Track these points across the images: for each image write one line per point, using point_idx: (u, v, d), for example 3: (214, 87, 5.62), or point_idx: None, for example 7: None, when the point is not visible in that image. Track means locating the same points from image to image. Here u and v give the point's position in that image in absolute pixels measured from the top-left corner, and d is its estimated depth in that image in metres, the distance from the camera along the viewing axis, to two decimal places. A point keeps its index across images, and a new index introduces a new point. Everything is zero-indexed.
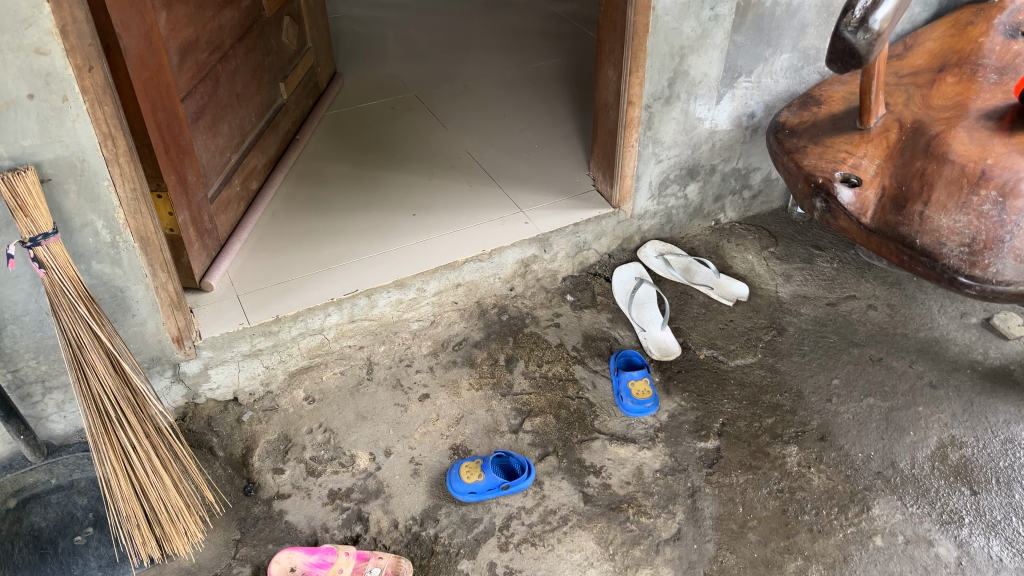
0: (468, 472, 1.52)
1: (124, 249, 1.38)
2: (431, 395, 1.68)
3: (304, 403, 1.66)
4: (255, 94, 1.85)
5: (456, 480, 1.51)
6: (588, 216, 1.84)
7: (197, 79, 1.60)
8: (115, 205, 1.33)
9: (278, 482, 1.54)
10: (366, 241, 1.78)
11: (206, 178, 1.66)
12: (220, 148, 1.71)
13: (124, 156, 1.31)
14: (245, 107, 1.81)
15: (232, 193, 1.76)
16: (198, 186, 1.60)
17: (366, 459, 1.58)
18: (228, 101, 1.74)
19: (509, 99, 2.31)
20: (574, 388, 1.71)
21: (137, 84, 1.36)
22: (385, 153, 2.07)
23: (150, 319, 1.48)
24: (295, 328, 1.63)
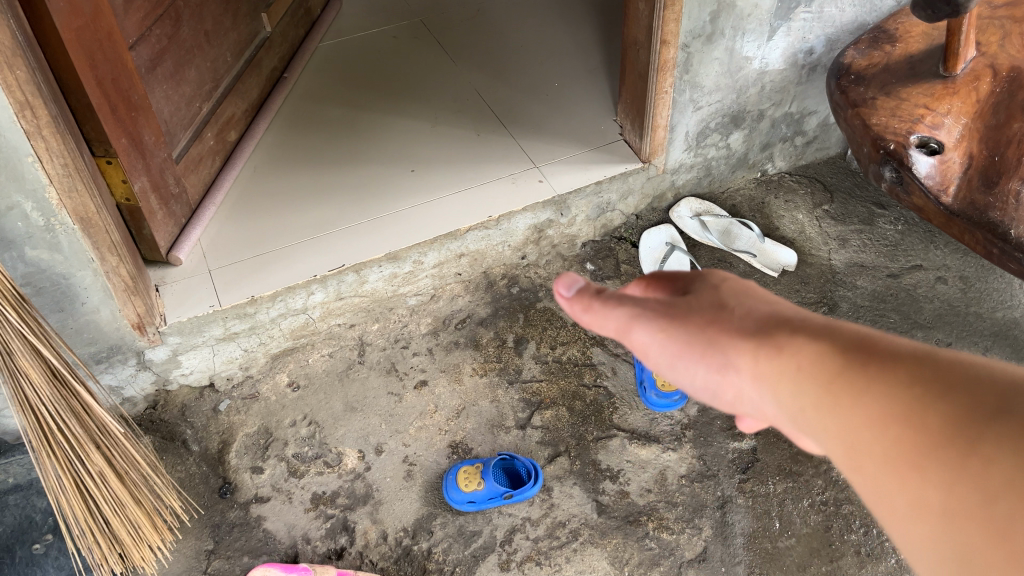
0: (467, 479, 1.34)
1: (62, 232, 1.17)
2: (430, 382, 1.49)
3: (287, 391, 1.48)
4: (229, 29, 1.61)
5: (454, 488, 1.34)
6: (612, 172, 1.59)
7: (151, 19, 1.36)
8: (46, 182, 1.12)
9: (256, 483, 1.38)
10: (357, 203, 1.56)
11: (171, 135, 1.45)
12: (188, 97, 1.49)
13: (49, 128, 1.08)
14: (217, 46, 1.57)
15: (205, 149, 1.55)
16: (159, 147, 1.39)
17: (355, 458, 1.41)
18: (195, 42, 1.50)
19: (529, 24, 2.02)
20: (592, 375, 1.51)
21: (66, 35, 1.13)
22: (384, 92, 1.82)
23: (102, 306, 1.29)
24: (275, 309, 1.44)
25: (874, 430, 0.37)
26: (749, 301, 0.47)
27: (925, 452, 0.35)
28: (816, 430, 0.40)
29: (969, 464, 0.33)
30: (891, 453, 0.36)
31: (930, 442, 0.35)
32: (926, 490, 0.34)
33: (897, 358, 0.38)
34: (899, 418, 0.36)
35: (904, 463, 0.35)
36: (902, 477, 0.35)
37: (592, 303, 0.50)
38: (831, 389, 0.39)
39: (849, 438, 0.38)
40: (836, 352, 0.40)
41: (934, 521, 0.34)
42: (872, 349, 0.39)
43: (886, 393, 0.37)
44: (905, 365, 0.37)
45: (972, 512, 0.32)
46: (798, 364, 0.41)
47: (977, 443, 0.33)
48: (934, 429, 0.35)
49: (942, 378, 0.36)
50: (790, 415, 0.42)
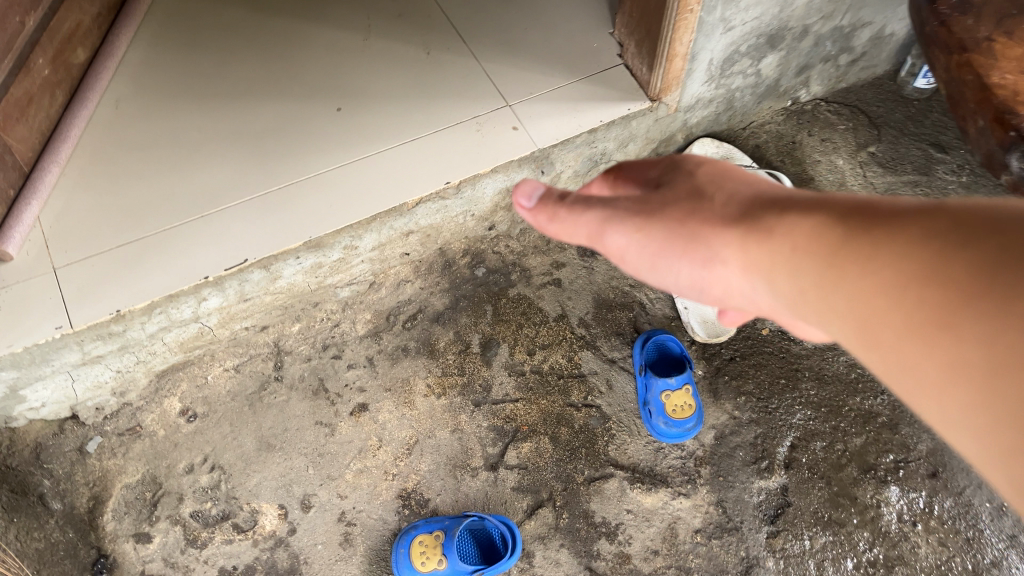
0: (424, 555, 1.03)
1: None
2: (372, 407, 1.14)
3: (180, 423, 1.12)
4: None
5: (405, 568, 1.03)
6: (612, 117, 1.17)
7: None
8: None
9: (143, 557, 1.05)
10: (265, 160, 1.13)
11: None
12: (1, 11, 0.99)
13: None
14: None
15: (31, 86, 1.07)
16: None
17: (274, 518, 1.07)
18: None
19: None
20: (582, 390, 1.17)
21: None
22: None
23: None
24: (153, 322, 1.05)
25: (894, 302, 0.35)
26: (718, 180, 0.51)
27: (957, 312, 0.32)
28: (821, 310, 0.40)
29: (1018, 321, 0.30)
30: (924, 323, 0.33)
31: (948, 298, 0.33)
32: (949, 352, 0.32)
33: (903, 220, 0.37)
34: (931, 284, 0.33)
35: (927, 317, 0.33)
36: (921, 337, 0.33)
37: (561, 212, 0.57)
38: (829, 261, 0.39)
39: (861, 309, 0.37)
40: (830, 222, 0.41)
41: (971, 377, 0.31)
42: (874, 221, 0.39)
43: (895, 252, 0.36)
44: (909, 219, 0.37)
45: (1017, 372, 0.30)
46: (799, 248, 0.42)
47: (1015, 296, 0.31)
48: (961, 279, 0.33)
49: (959, 230, 0.34)
50: (789, 298, 0.43)
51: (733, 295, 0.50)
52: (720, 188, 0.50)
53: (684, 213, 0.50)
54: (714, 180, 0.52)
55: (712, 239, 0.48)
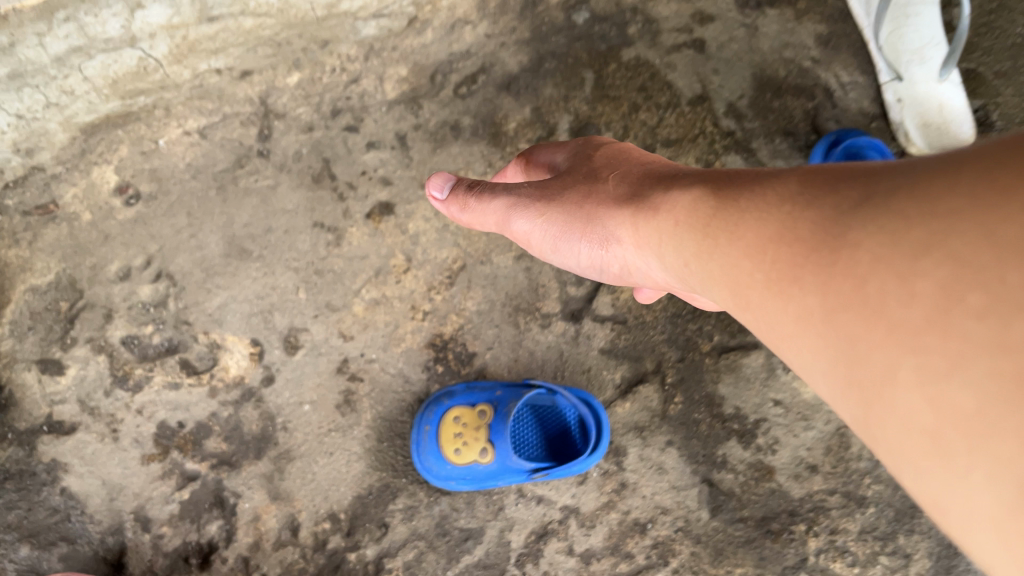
0: (460, 440, 0.70)
1: None
2: (400, 211, 0.75)
3: (115, 206, 0.74)
4: None
5: (431, 456, 0.70)
6: None
7: None
8: None
9: (51, 396, 0.71)
10: None
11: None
12: None
13: None
14: None
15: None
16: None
17: (243, 360, 0.72)
18: None
19: None
20: None
21: None
22: None
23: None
24: (58, 38, 0.61)
25: (772, 264, 0.39)
26: (626, 171, 0.58)
27: (869, 281, 0.32)
28: (703, 275, 0.45)
29: (840, 267, 0.34)
30: (811, 292, 0.35)
31: (807, 251, 0.36)
32: (806, 299, 0.35)
33: (790, 185, 0.41)
34: (797, 241, 0.37)
35: (805, 273, 0.36)
36: (782, 294, 0.38)
37: (473, 202, 0.65)
38: (703, 233, 0.45)
39: (736, 272, 0.42)
40: (702, 196, 0.47)
41: (816, 322, 0.35)
42: (779, 193, 0.41)
43: (777, 220, 0.39)
44: (784, 179, 0.42)
45: (868, 314, 0.32)
46: (699, 219, 0.46)
47: (922, 243, 0.30)
48: (826, 232, 0.36)
49: (806, 194, 0.39)
50: (677, 269, 0.50)
51: (631, 270, 0.58)
52: (631, 176, 0.57)
53: (592, 218, 0.57)
54: (626, 170, 0.58)
55: (602, 217, 0.57)
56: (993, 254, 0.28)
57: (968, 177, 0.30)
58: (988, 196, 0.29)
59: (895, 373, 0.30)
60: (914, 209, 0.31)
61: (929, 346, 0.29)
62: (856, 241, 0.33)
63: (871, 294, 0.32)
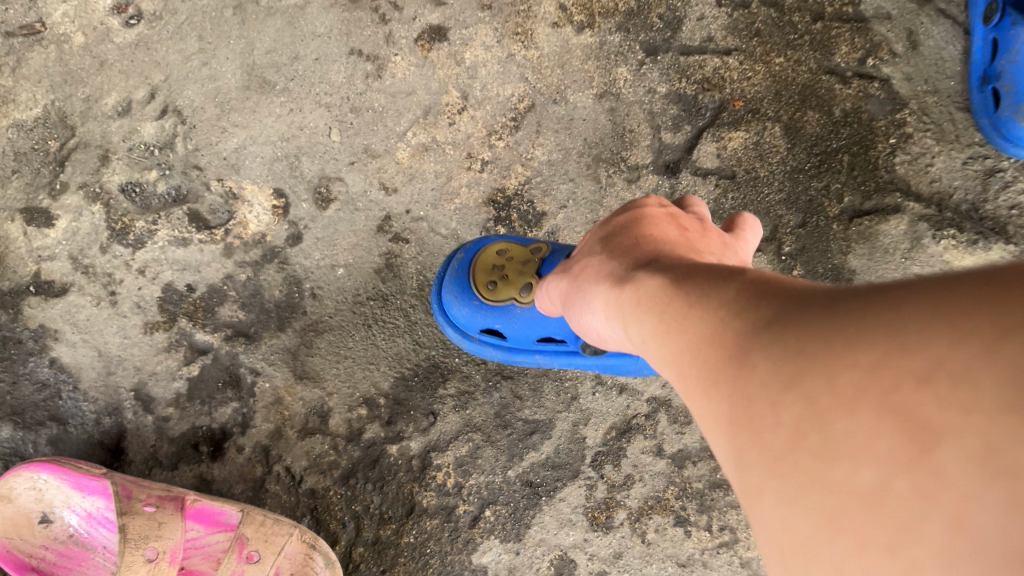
0: (499, 273, 0.54)
1: None
2: (453, 38, 0.60)
3: (113, 27, 0.60)
4: None
5: (456, 289, 0.55)
6: None
7: None
8: None
9: (37, 252, 0.59)
10: None
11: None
12: None
13: None
14: None
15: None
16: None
17: (265, 215, 0.60)
18: None
19: None
20: (857, 46, 0.60)
21: None
22: None
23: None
24: None
25: (688, 358, 0.30)
26: (636, 243, 0.41)
27: (753, 411, 0.26)
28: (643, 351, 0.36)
29: (742, 393, 0.26)
30: (716, 404, 0.28)
31: (713, 354, 0.28)
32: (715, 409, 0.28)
33: (726, 281, 0.31)
34: (706, 343, 0.29)
35: (708, 386, 0.28)
36: (699, 396, 0.29)
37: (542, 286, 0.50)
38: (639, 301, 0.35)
39: (670, 358, 0.32)
40: (681, 276, 0.34)
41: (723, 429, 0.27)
42: (716, 288, 0.31)
43: (704, 316, 0.30)
44: (731, 271, 0.32)
45: (749, 440, 0.26)
46: (641, 298, 0.35)
47: (796, 382, 0.24)
48: (729, 338, 0.28)
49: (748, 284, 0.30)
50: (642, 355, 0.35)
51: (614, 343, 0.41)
52: (641, 247, 0.40)
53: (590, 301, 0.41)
54: (638, 247, 0.40)
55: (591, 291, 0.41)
56: (859, 414, 0.22)
57: (896, 307, 0.23)
58: (861, 339, 0.23)
59: (771, 512, 0.25)
60: (807, 339, 0.25)
61: (796, 491, 0.24)
62: (754, 360, 0.26)
63: (755, 429, 0.25)
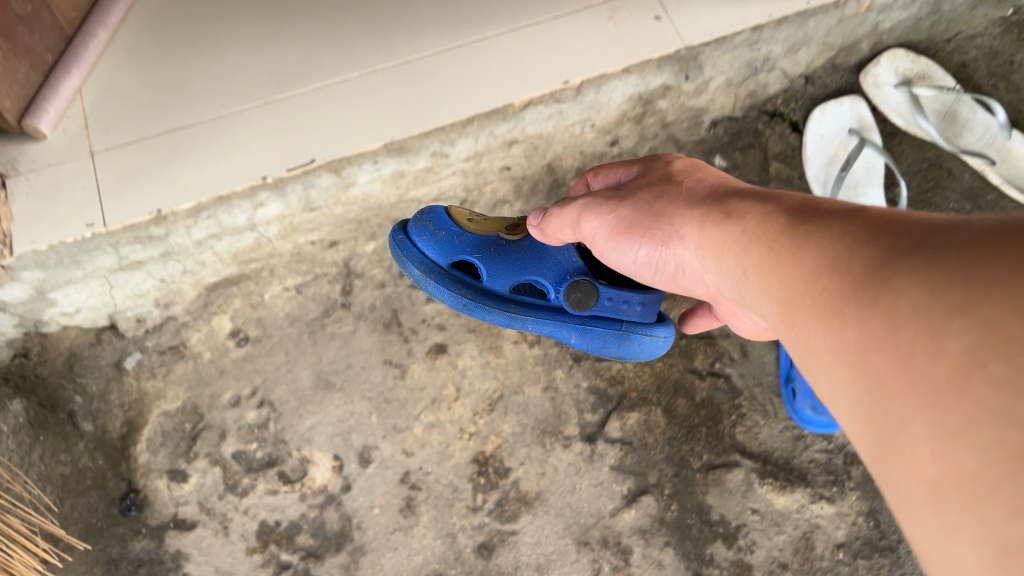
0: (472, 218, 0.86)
1: None
2: (451, 350, 0.95)
3: (230, 346, 0.96)
4: None
5: (432, 217, 0.83)
6: (785, 9, 0.92)
7: None
8: None
9: (177, 499, 0.91)
10: (343, 28, 0.94)
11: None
12: None
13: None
14: None
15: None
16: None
17: (327, 471, 0.91)
18: None
19: None
20: (709, 354, 0.94)
21: None
22: None
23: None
24: (200, 228, 0.89)
25: (811, 307, 0.40)
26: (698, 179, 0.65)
27: (870, 341, 0.34)
28: (757, 287, 0.49)
29: (876, 314, 0.35)
30: (842, 332, 0.37)
31: (852, 284, 0.37)
32: (848, 332, 0.36)
33: (835, 223, 0.44)
34: (829, 284, 0.39)
35: (826, 316, 0.38)
36: (830, 316, 0.38)
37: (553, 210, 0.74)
38: (769, 245, 0.48)
39: (787, 292, 0.44)
40: (775, 214, 0.51)
41: (848, 355, 0.36)
42: (827, 232, 0.43)
43: (824, 252, 0.42)
44: (856, 223, 0.42)
45: (895, 363, 0.32)
46: (756, 260, 0.49)
47: (902, 318, 0.33)
48: (853, 278, 0.38)
49: (884, 233, 0.39)
50: (733, 274, 0.53)
51: (676, 259, 0.63)
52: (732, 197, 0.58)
53: (656, 229, 0.63)
54: (697, 195, 0.62)
55: (667, 228, 0.62)
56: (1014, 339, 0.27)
57: None
58: (966, 301, 0.30)
59: (888, 396, 0.32)
60: (959, 272, 0.31)
61: (902, 398, 0.31)
62: (899, 288, 0.34)
63: (876, 338, 0.34)
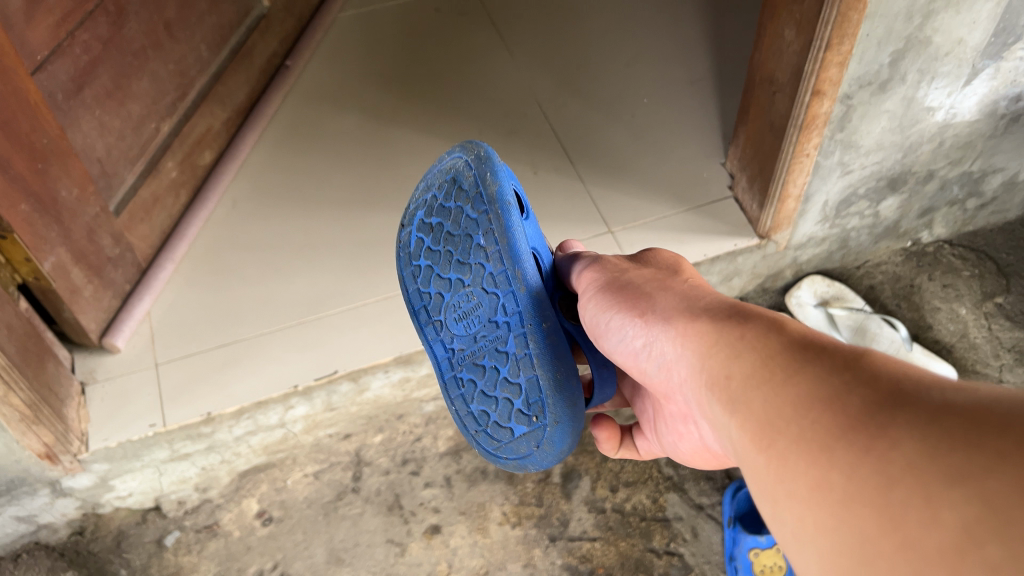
0: None
1: None
2: (444, 530, 1.12)
3: (256, 525, 1.12)
4: (189, 50, 1.19)
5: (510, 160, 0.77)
6: (715, 251, 1.17)
7: (80, 98, 1.00)
8: None
9: None
10: (361, 265, 1.18)
11: (18, 32, 0.88)
12: (120, 144, 1.08)
13: None
14: (158, 75, 1.13)
15: (99, 38, 1.01)
16: (22, 101, 0.89)
17: None
18: (118, 84, 1.06)
19: (637, 17, 1.54)
20: (664, 535, 1.11)
21: None
22: (433, 101, 1.41)
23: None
24: (240, 426, 1.07)
25: (795, 440, 0.43)
26: (693, 285, 0.66)
27: (857, 491, 0.37)
28: (738, 393, 0.50)
29: (872, 465, 0.37)
30: (826, 472, 0.39)
31: (845, 429, 0.40)
32: (833, 474, 0.39)
33: (829, 353, 0.46)
34: (821, 419, 0.42)
35: (811, 454, 0.41)
36: (817, 456, 0.40)
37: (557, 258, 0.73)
38: (761, 359, 0.49)
39: (770, 413, 0.45)
40: (774, 326, 0.52)
41: (833, 498, 0.38)
42: (821, 361, 0.46)
43: (821, 384, 0.44)
44: (852, 363, 0.44)
45: (887, 521, 0.35)
46: (742, 369, 0.50)
47: (900, 475, 0.36)
48: (849, 421, 0.40)
49: (877, 381, 0.42)
50: (708, 375, 0.54)
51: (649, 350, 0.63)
52: (730, 304, 0.59)
53: (646, 310, 0.64)
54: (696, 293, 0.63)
55: (656, 314, 0.63)
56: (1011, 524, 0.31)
57: None
58: (971, 476, 0.33)
59: (868, 549, 0.36)
60: (963, 446, 0.35)
61: (883, 560, 0.35)
62: (901, 446, 0.37)
63: (864, 491, 0.37)
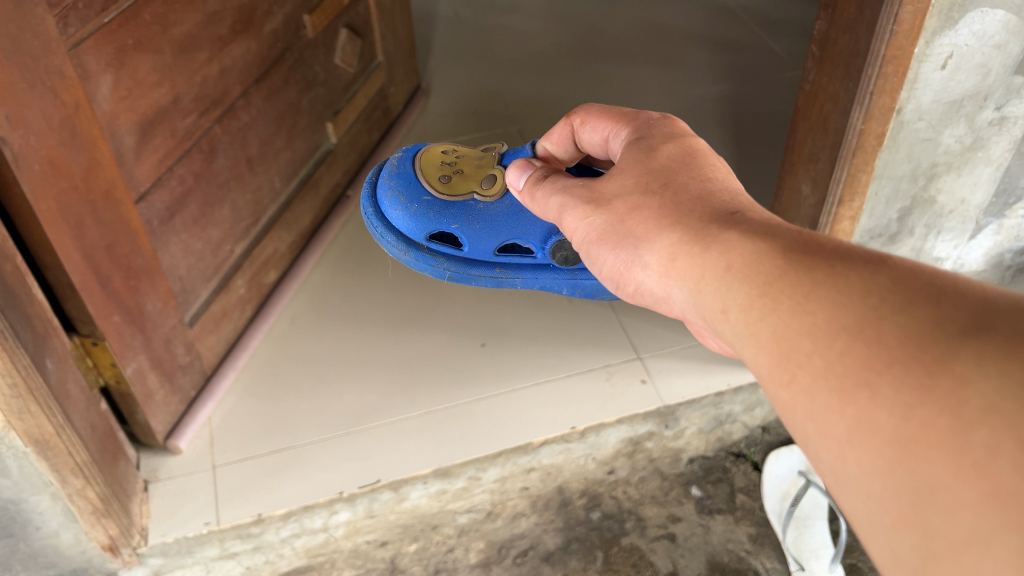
0: (443, 167, 1.02)
1: (46, 494, 0.98)
2: None
3: None
4: (266, 179, 1.34)
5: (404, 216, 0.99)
6: (739, 382, 1.26)
7: (172, 220, 1.13)
8: (50, 434, 0.92)
9: None
10: (408, 383, 1.27)
11: (128, 169, 1.02)
12: (200, 260, 1.21)
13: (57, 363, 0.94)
14: (238, 202, 1.27)
15: (192, 172, 1.15)
16: (125, 227, 1.01)
17: None
18: (205, 208, 1.20)
19: None
20: None
21: (47, 204, 0.88)
22: None
23: (34, 493, 0.98)
24: (287, 528, 1.14)
25: (821, 374, 0.42)
26: (658, 195, 0.64)
27: (915, 432, 0.37)
28: (745, 330, 0.50)
29: (933, 398, 0.37)
30: (872, 411, 0.39)
31: (885, 361, 0.39)
32: (880, 413, 0.39)
33: (851, 271, 0.45)
34: (851, 351, 0.41)
35: (846, 393, 0.41)
36: (853, 397, 0.40)
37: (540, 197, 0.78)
38: (762, 288, 0.49)
39: (785, 343, 0.46)
40: (766, 250, 0.51)
41: (883, 439, 0.38)
42: (841, 281, 0.44)
43: (845, 308, 0.43)
44: (875, 277, 0.43)
45: (958, 458, 0.35)
46: (741, 305, 0.50)
47: (975, 417, 0.35)
48: (890, 353, 0.39)
49: (912, 299, 0.41)
50: (709, 314, 0.55)
51: (647, 292, 0.66)
52: (712, 230, 0.57)
53: (631, 258, 0.65)
54: (682, 205, 0.62)
55: (639, 254, 0.64)
56: None
57: None
58: None
59: (938, 492, 0.35)
60: None
61: (964, 508, 0.34)
62: (966, 378, 0.36)
63: (927, 432, 0.36)
